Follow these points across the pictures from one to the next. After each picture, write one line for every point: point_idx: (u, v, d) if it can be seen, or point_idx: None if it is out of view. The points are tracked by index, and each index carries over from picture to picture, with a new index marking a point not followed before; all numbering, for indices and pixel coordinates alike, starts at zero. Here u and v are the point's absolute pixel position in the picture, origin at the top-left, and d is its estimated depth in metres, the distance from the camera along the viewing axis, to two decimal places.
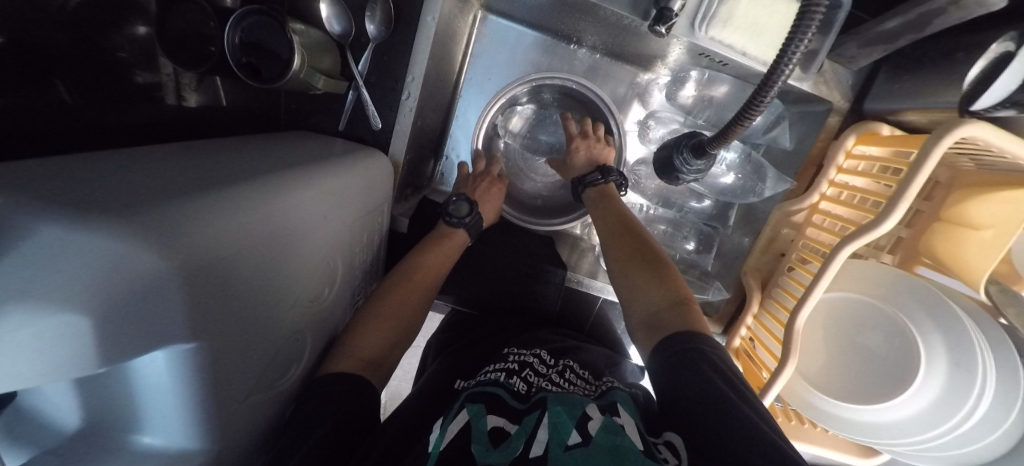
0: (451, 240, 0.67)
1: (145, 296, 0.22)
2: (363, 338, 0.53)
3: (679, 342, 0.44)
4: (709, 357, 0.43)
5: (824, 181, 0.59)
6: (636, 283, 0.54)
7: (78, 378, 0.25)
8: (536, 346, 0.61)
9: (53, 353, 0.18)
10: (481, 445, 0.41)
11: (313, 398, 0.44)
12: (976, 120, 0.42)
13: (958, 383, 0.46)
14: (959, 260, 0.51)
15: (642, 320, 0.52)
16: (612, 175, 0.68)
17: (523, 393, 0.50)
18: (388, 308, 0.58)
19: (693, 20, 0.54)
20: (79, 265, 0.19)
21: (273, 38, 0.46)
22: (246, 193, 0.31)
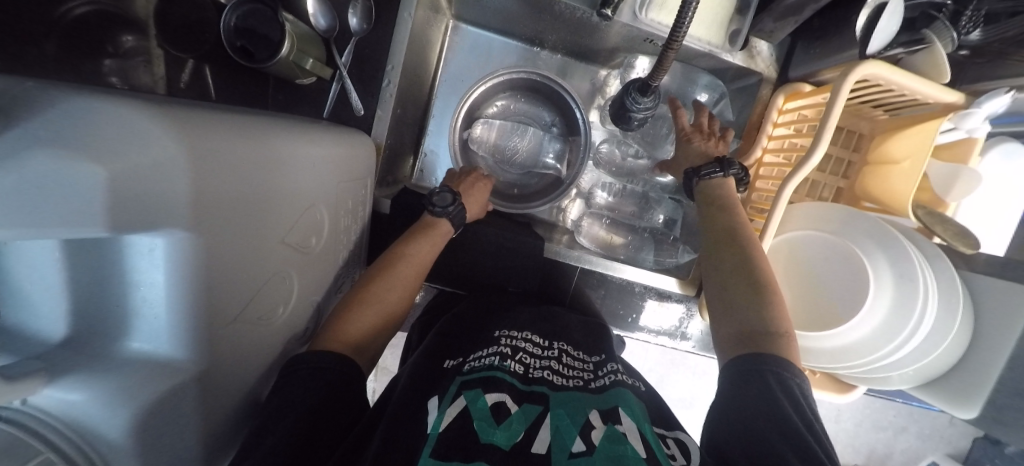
0: (438, 229, 0.65)
1: (150, 168, 0.24)
2: (352, 319, 0.53)
3: (749, 362, 0.45)
4: (779, 371, 0.44)
5: (764, 136, 0.66)
6: (734, 305, 0.51)
7: (66, 243, 0.25)
8: (525, 328, 0.62)
9: (61, 194, 0.20)
10: (484, 422, 0.43)
11: (299, 372, 0.44)
12: (872, 60, 0.49)
13: (904, 293, 0.51)
14: (887, 189, 0.57)
15: (730, 334, 0.50)
16: (732, 168, 0.61)
17: (522, 374, 0.52)
18: (370, 295, 0.56)
19: (635, 7, 0.62)
20: (88, 128, 0.22)
21: (261, 23, 0.51)
22: (233, 121, 0.34)
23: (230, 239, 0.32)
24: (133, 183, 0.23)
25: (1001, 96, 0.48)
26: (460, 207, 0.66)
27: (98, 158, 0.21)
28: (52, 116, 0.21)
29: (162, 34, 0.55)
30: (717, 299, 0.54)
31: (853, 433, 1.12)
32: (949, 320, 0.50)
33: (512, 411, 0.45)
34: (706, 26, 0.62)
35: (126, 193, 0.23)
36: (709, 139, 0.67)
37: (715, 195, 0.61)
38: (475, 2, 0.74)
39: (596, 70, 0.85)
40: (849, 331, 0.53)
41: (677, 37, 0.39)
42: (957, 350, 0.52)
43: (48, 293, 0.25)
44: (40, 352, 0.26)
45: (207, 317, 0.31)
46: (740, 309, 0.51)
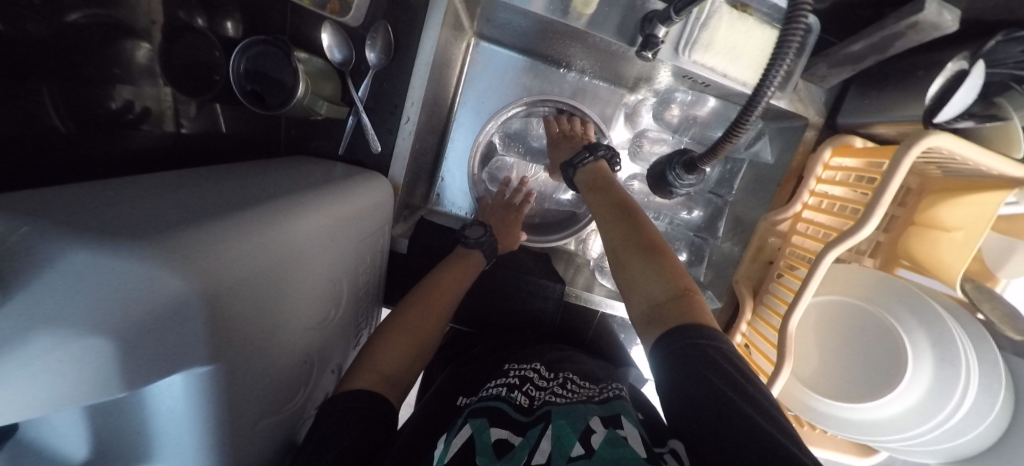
0: (470, 259, 0.67)
1: (173, 316, 0.22)
2: (382, 355, 0.53)
3: (677, 337, 0.42)
4: (711, 345, 0.41)
5: (806, 191, 0.62)
6: (634, 277, 0.52)
7: (89, 408, 0.25)
8: (535, 359, 0.61)
9: (80, 372, 0.19)
10: (486, 457, 0.41)
11: (333, 416, 0.43)
12: (941, 131, 0.45)
13: (945, 375, 0.48)
14: (931, 258, 0.54)
15: (642, 314, 0.49)
16: (600, 150, 0.69)
17: (526, 406, 0.49)
18: (405, 324, 0.58)
19: (677, 45, 0.57)
20: (101, 295, 0.20)
21: (273, 66, 0.48)
22: (254, 216, 0.32)
23: (255, 343, 0.31)
24: (150, 338, 0.21)
25: None
26: (492, 237, 0.70)
27: (108, 325, 0.19)
28: (68, 287, 0.20)
29: (167, 63, 0.46)
30: (621, 281, 0.54)
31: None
32: (990, 405, 0.48)
33: (515, 443, 0.43)
34: (753, 68, 0.58)
35: (144, 351, 0.21)
36: (575, 136, 0.75)
37: (586, 183, 0.67)
38: (500, 23, 0.68)
39: (623, 95, 0.79)
40: (880, 407, 0.50)
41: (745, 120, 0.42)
42: (995, 435, 0.49)
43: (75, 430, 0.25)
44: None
45: (229, 429, 0.30)
46: (642, 284, 0.50)
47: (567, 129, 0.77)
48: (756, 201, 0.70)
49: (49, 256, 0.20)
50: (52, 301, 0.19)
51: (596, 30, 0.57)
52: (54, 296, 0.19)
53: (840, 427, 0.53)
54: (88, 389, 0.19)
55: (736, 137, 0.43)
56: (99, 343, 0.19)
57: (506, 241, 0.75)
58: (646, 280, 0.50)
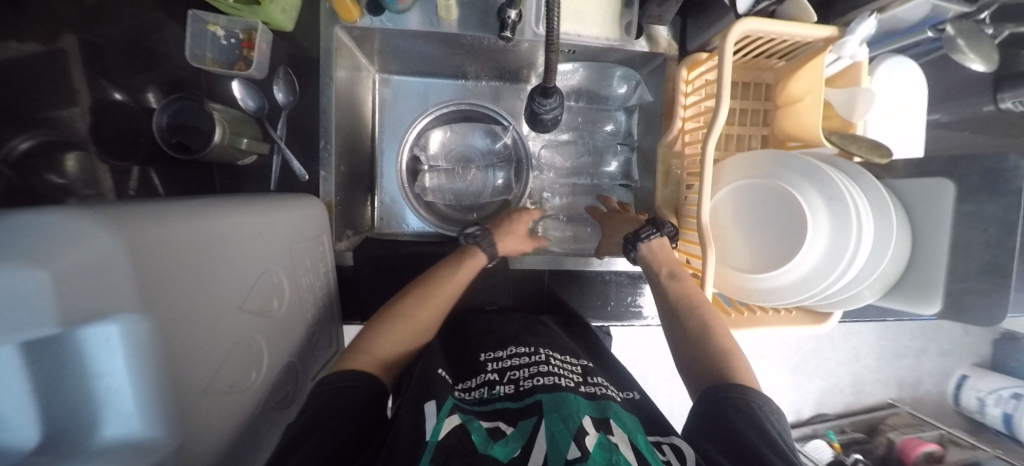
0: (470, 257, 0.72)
1: (96, 262, 0.26)
2: (382, 340, 0.59)
3: (725, 392, 0.51)
4: (748, 399, 0.50)
5: (681, 107, 0.68)
6: (692, 340, 0.60)
7: (24, 344, 0.25)
8: (510, 343, 0.65)
9: (23, 300, 0.22)
10: (480, 438, 0.44)
11: (326, 393, 0.49)
12: (744, 18, 0.54)
13: (839, 214, 0.54)
14: (800, 125, 0.62)
15: (694, 365, 0.59)
16: (665, 225, 0.68)
17: (512, 392, 0.54)
18: (406, 314, 0.63)
19: (531, 23, 0.66)
20: (30, 241, 0.24)
21: (193, 116, 0.58)
22: (168, 207, 0.37)
23: (182, 314, 0.35)
24: (72, 276, 0.24)
25: (867, 20, 0.53)
26: (490, 237, 0.75)
27: (38, 261, 0.23)
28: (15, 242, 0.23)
29: (100, 139, 0.65)
30: (678, 336, 0.61)
31: (855, 359, 1.22)
32: (887, 226, 0.53)
33: (508, 432, 0.47)
34: (599, 24, 0.67)
35: (71, 287, 0.24)
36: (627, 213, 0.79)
37: (649, 257, 0.67)
38: (392, 54, 0.77)
39: (522, 87, 0.89)
40: (801, 261, 0.55)
41: (553, 41, 0.46)
42: (903, 253, 0.54)
43: (15, 401, 0.25)
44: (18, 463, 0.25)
45: (168, 388, 0.32)
46: (698, 340, 0.59)
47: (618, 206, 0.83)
48: (653, 134, 0.79)
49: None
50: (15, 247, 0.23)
51: (462, 30, 0.66)
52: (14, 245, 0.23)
53: (772, 294, 0.58)
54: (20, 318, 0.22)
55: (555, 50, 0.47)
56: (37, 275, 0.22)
57: (504, 247, 0.76)
58: (702, 336, 0.59)
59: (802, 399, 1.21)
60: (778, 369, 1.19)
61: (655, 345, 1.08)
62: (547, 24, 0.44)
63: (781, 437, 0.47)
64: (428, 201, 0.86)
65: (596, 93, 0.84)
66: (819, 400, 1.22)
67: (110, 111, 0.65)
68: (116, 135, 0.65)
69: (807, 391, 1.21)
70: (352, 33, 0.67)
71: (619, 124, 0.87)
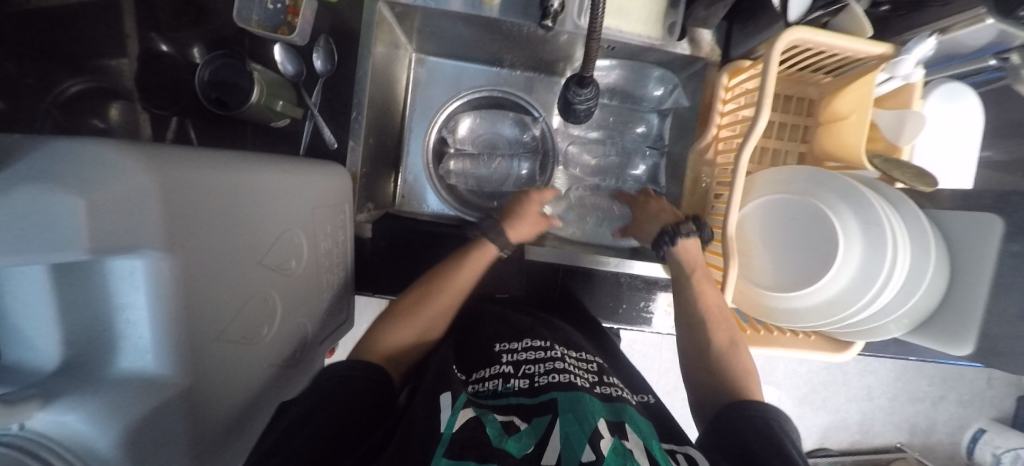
0: (478, 248, 0.70)
1: (128, 197, 0.27)
2: (393, 333, 0.60)
3: (749, 409, 0.50)
4: (773, 420, 0.49)
5: (716, 114, 0.67)
6: (699, 354, 0.59)
7: (51, 266, 0.27)
8: (525, 336, 0.64)
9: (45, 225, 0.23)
10: (495, 431, 0.44)
11: (330, 380, 0.50)
12: (795, 26, 0.52)
13: (874, 240, 0.51)
14: (843, 144, 0.59)
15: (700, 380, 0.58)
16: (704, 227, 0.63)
17: (527, 388, 0.54)
18: (414, 307, 0.64)
19: (573, 15, 0.65)
20: (66, 165, 0.24)
21: (233, 74, 0.60)
22: (200, 155, 0.38)
23: (205, 259, 0.36)
24: (104, 204, 0.25)
25: (926, 40, 0.51)
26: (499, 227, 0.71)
27: (75, 189, 0.23)
28: (46, 165, 0.24)
29: (143, 88, 0.68)
30: (688, 351, 0.61)
31: (867, 398, 1.17)
32: (924, 258, 0.51)
33: (522, 427, 0.46)
34: (640, 22, 0.65)
35: (102, 216, 0.25)
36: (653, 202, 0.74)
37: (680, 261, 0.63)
38: (430, 34, 0.77)
39: (557, 81, 0.88)
40: (828, 284, 0.53)
41: (595, 30, 0.45)
42: (938, 289, 0.52)
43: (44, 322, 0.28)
44: (39, 381, 0.28)
45: (185, 331, 0.33)
46: (706, 357, 0.59)
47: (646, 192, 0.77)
48: (685, 140, 0.77)
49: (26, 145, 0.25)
50: (46, 170, 0.24)
51: (504, 15, 0.66)
52: (45, 168, 0.24)
53: (793, 316, 0.56)
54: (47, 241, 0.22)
55: (595, 40, 0.46)
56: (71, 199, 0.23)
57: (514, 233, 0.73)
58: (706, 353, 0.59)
59: (806, 431, 1.17)
60: (785, 397, 1.16)
61: (659, 356, 1.06)
62: (590, 14, 0.43)
63: (801, 459, 0.45)
64: (450, 184, 0.87)
65: (631, 94, 0.82)
66: (824, 435, 1.18)
67: (155, 61, 0.68)
68: (160, 84, 0.67)
69: (812, 425, 1.17)
70: (394, 9, 0.68)
71: (652, 126, 0.86)
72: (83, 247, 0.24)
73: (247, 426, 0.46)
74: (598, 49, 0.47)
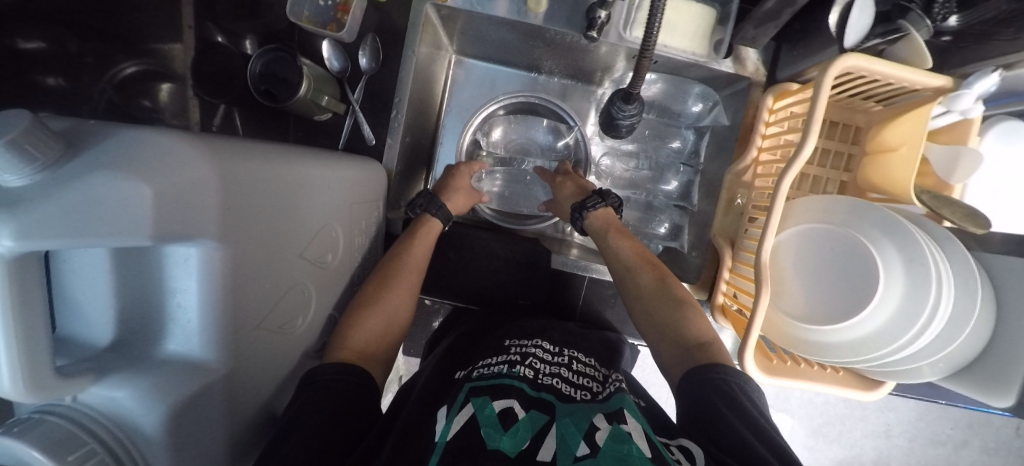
0: (427, 226, 0.70)
1: (189, 189, 0.29)
2: (359, 325, 0.57)
3: (703, 371, 0.50)
4: (737, 381, 0.49)
5: (758, 136, 0.66)
6: (665, 330, 0.59)
7: (113, 250, 0.29)
8: (536, 335, 0.64)
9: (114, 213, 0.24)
10: (491, 428, 0.45)
11: (314, 388, 0.47)
12: (851, 53, 0.50)
13: (918, 278, 0.50)
14: (888, 177, 0.58)
15: (671, 352, 0.57)
16: (609, 196, 0.74)
17: (531, 378, 0.54)
18: (376, 296, 0.61)
19: (619, 27, 0.65)
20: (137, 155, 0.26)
21: (283, 68, 0.62)
22: (256, 150, 0.39)
23: (254, 251, 0.37)
24: (167, 193, 0.26)
25: (990, 75, 0.48)
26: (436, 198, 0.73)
27: (145, 176, 0.25)
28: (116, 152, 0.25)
29: (197, 74, 0.72)
30: (654, 331, 0.61)
31: (885, 436, 1.14)
32: (970, 302, 0.49)
33: (520, 417, 0.47)
34: (688, 37, 0.64)
35: (165, 205, 0.26)
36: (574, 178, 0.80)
37: (598, 227, 0.72)
38: (472, 36, 0.78)
39: (593, 89, 0.88)
40: (864, 321, 0.52)
41: (649, 47, 0.45)
42: (982, 335, 0.50)
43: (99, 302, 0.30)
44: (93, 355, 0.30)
45: (231, 319, 0.35)
46: (672, 329, 0.59)
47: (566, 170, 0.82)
48: (721, 159, 0.76)
49: (106, 133, 0.27)
50: (120, 159, 0.25)
51: (549, 23, 0.66)
52: (119, 157, 0.25)
53: (824, 350, 0.55)
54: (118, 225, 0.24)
55: (647, 58, 0.46)
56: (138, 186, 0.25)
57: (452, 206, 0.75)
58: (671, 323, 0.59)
59: (817, 463, 1.14)
60: (798, 425, 1.13)
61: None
62: (646, 31, 0.43)
63: (763, 416, 0.46)
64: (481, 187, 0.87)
65: (668, 108, 0.81)
66: None
67: (212, 51, 0.72)
68: (216, 72, 0.72)
69: (824, 457, 1.14)
70: (440, 12, 0.69)
71: (686, 142, 0.84)
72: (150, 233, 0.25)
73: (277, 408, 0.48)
74: (647, 65, 0.47)
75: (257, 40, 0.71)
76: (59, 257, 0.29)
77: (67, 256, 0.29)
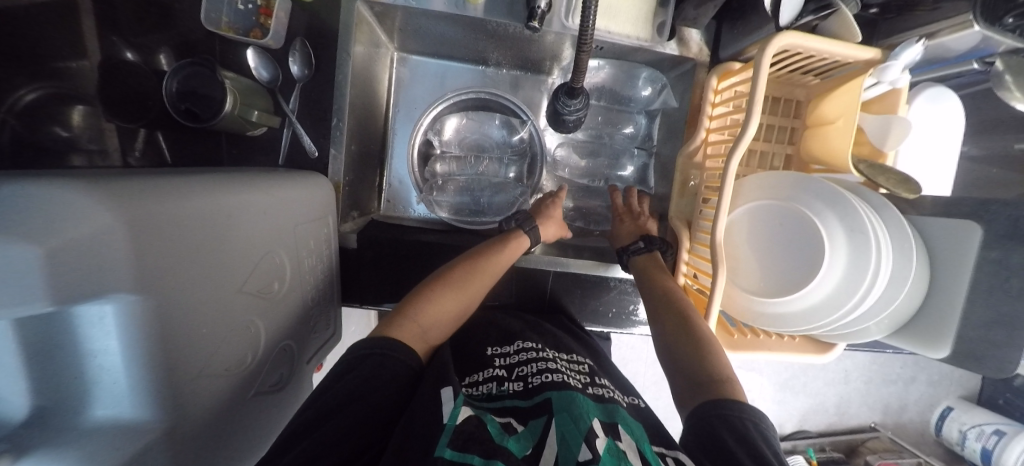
0: (516, 240, 0.71)
1: (96, 242, 0.26)
2: (429, 307, 0.61)
3: (715, 407, 0.49)
4: (750, 417, 0.48)
5: (706, 118, 0.66)
6: (683, 365, 0.56)
7: (17, 319, 0.24)
8: (518, 338, 0.65)
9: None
10: (496, 428, 0.45)
11: (370, 360, 0.52)
12: (786, 31, 0.51)
13: (858, 245, 0.52)
14: (828, 149, 0.60)
15: (683, 383, 0.55)
16: (656, 242, 0.70)
17: (520, 391, 0.55)
18: (451, 284, 0.64)
19: (562, 15, 0.63)
20: (23, 214, 0.23)
21: (203, 84, 0.57)
22: (172, 184, 0.36)
23: (182, 296, 0.34)
24: (70, 259, 0.24)
25: (914, 45, 0.50)
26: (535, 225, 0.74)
27: (35, 238, 0.22)
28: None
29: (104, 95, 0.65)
30: (672, 365, 0.58)
31: (844, 381, 1.22)
32: (906, 262, 0.52)
33: (520, 429, 0.47)
34: (631, 22, 0.63)
35: (65, 272, 0.24)
36: (640, 216, 0.77)
37: (641, 267, 0.69)
38: (414, 33, 0.74)
39: (544, 79, 0.86)
40: (814, 290, 0.54)
41: (586, 39, 0.43)
42: (918, 294, 0.54)
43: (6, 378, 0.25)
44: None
45: (165, 373, 0.33)
46: (687, 363, 0.55)
47: (631, 202, 0.79)
48: (673, 142, 0.76)
49: None
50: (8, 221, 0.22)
51: (490, 15, 0.63)
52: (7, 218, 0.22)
53: (776, 321, 0.57)
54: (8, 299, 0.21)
55: (586, 50, 0.44)
56: (30, 250, 0.22)
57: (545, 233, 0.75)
58: (689, 366, 0.55)
59: (786, 414, 1.21)
60: (766, 381, 1.20)
61: (645, 346, 1.08)
62: (582, 23, 0.42)
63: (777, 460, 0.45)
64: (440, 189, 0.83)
65: (619, 95, 0.81)
66: (803, 418, 1.23)
67: (119, 69, 0.64)
68: (125, 96, 0.65)
69: (792, 408, 1.22)
70: (373, 8, 0.65)
71: (639, 127, 0.85)
72: (43, 300, 0.22)
73: (238, 447, 0.46)
74: (587, 58, 0.46)
75: (173, 55, 0.64)
76: None
77: None
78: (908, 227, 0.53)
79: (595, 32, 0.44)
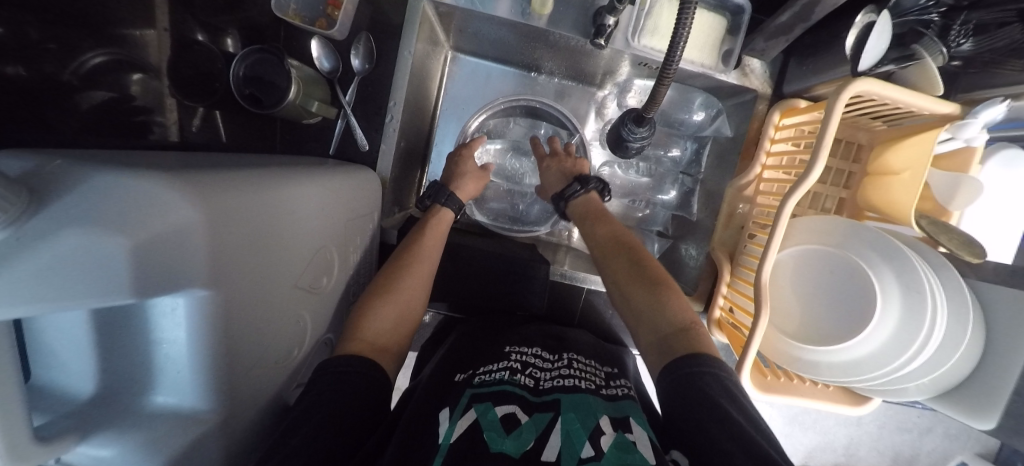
0: (438, 217, 0.69)
1: (177, 236, 0.26)
2: (369, 315, 0.56)
3: (680, 365, 0.45)
4: (716, 371, 0.44)
5: (762, 153, 0.65)
6: (659, 329, 0.52)
7: (95, 311, 0.27)
8: (535, 343, 0.64)
9: (94, 272, 0.22)
10: (494, 432, 0.44)
11: (326, 378, 0.46)
12: (866, 77, 0.49)
13: (913, 304, 0.51)
14: (888, 201, 0.58)
15: (653, 342, 0.52)
16: (590, 183, 0.73)
17: (533, 386, 0.53)
18: (385, 286, 0.60)
19: (627, 34, 0.62)
20: (118, 205, 0.24)
21: (269, 71, 0.57)
22: (244, 179, 0.36)
23: (246, 289, 0.35)
24: (155, 254, 0.24)
25: (999, 104, 0.48)
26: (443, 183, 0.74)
27: (124, 230, 0.23)
28: (90, 208, 0.23)
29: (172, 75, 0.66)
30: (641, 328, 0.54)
31: (856, 424, 1.20)
32: (961, 327, 0.51)
33: (523, 420, 0.46)
34: (697, 48, 0.62)
35: (150, 263, 0.24)
36: (568, 159, 0.78)
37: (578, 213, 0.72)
38: (472, 34, 0.73)
39: (594, 92, 0.85)
40: (860, 344, 0.52)
41: (669, 67, 0.42)
42: (971, 360, 0.52)
43: (79, 357, 0.28)
44: (71, 411, 0.28)
45: (227, 367, 0.33)
46: (648, 314, 0.54)
47: (557, 149, 0.80)
48: (721, 171, 0.75)
49: (74, 180, 0.24)
50: (103, 214, 0.23)
51: (554, 27, 0.62)
52: (103, 211, 0.23)
53: (815, 370, 0.56)
54: (101, 289, 0.22)
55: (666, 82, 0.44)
56: (117, 242, 0.22)
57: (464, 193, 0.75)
58: (652, 316, 0.53)
59: (793, 450, 1.20)
60: (777, 416, 1.18)
61: None
62: (668, 54, 0.41)
63: (752, 422, 0.41)
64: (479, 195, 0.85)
65: (670, 116, 0.80)
66: (809, 456, 1.21)
67: (190, 49, 0.66)
68: (192, 77, 0.66)
69: (800, 444, 1.20)
70: (437, 8, 0.65)
71: (685, 151, 0.83)
72: (128, 291, 0.23)
73: None
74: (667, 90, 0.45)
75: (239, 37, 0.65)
76: (34, 322, 0.27)
77: (37, 315, 0.27)
78: (967, 290, 0.52)
79: (678, 65, 0.43)
